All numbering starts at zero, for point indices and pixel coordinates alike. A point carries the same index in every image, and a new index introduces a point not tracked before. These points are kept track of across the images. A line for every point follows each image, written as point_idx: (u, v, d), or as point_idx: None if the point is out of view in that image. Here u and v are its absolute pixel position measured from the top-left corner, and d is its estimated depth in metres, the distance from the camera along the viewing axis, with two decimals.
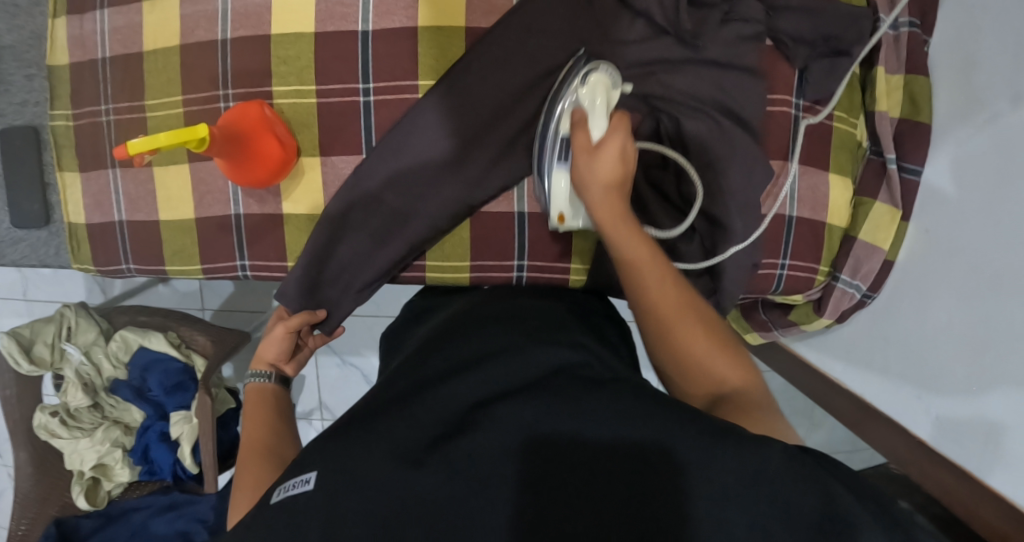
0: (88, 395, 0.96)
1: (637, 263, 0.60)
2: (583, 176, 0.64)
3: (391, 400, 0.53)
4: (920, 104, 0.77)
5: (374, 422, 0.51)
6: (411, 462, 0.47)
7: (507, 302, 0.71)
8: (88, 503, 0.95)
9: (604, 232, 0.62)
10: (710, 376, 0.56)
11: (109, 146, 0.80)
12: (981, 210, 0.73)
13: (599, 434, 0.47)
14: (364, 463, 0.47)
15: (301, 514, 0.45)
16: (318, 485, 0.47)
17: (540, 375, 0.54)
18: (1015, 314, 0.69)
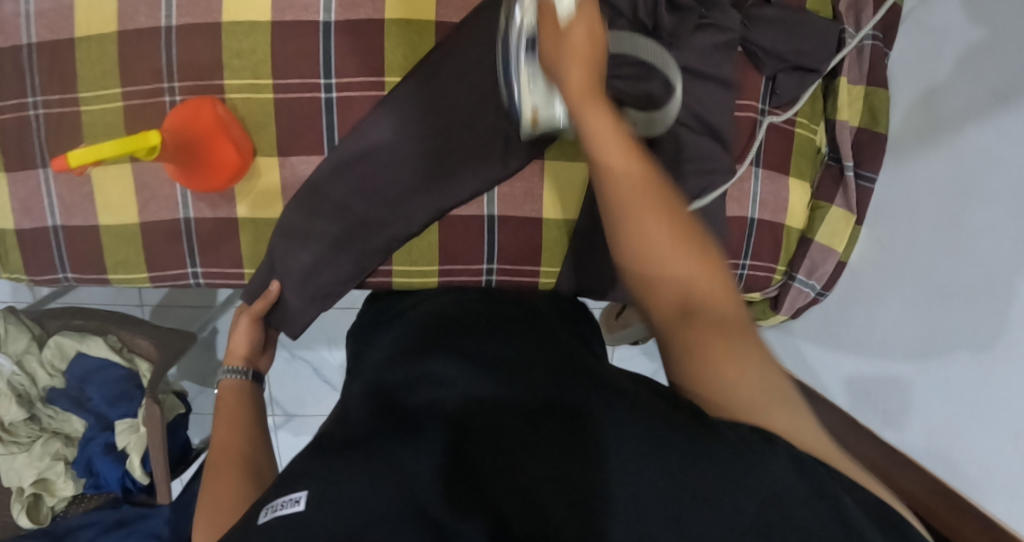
0: (23, 409, 0.92)
1: (581, 98, 0.56)
2: (551, 63, 0.58)
3: (388, 419, 0.49)
4: (878, 115, 0.80)
5: (373, 444, 0.46)
6: (417, 492, 0.42)
7: (483, 307, 0.68)
8: (30, 520, 0.91)
9: (555, 67, 0.58)
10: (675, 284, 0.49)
11: (39, 145, 0.73)
12: (929, 221, 0.77)
13: (616, 455, 0.43)
14: (363, 487, 0.42)
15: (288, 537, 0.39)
16: (312, 507, 0.41)
17: (535, 386, 0.50)
18: (955, 328, 0.74)
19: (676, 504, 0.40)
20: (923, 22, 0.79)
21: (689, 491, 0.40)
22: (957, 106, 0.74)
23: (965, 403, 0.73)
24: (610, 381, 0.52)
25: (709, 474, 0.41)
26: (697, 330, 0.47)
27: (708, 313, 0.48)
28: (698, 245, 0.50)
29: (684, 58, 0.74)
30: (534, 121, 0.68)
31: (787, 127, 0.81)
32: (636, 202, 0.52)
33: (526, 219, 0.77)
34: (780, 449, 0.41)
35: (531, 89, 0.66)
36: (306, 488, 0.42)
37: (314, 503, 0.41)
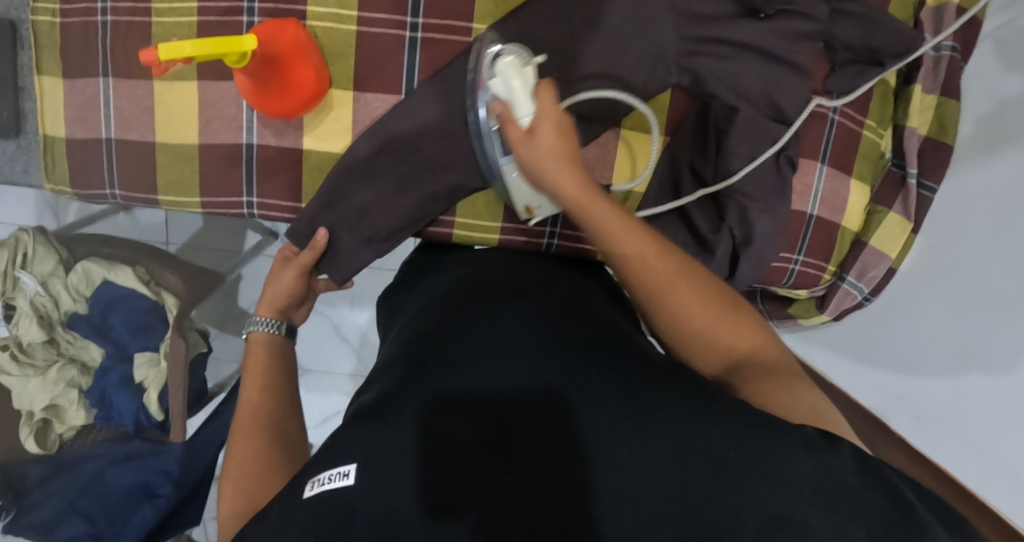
0: (43, 330, 0.86)
1: (577, 199, 0.56)
2: (529, 120, 0.58)
3: (424, 381, 0.49)
4: (948, 125, 0.80)
5: (410, 412, 0.47)
6: (455, 461, 0.44)
7: (525, 269, 0.67)
8: (37, 446, 0.87)
9: (542, 171, 0.57)
10: (712, 342, 0.53)
11: (103, 51, 0.70)
12: (981, 234, 0.79)
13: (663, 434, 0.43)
14: (404, 460, 0.44)
15: (341, 511, 0.42)
16: (359, 480, 0.43)
17: (585, 354, 0.50)
18: (1000, 341, 0.76)
19: (705, 483, 0.42)
20: (1000, 37, 0.79)
21: (728, 470, 0.42)
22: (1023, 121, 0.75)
23: (1000, 412, 0.77)
24: (649, 352, 0.52)
25: (741, 454, 0.42)
26: (749, 375, 0.52)
27: (734, 344, 0.53)
28: (728, 307, 0.54)
29: (766, 42, 0.73)
30: (529, 212, 0.70)
31: (856, 127, 0.81)
32: (633, 251, 0.54)
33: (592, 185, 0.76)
34: (844, 447, 0.43)
35: (520, 190, 0.68)
36: (354, 461, 0.44)
37: (363, 478, 0.44)
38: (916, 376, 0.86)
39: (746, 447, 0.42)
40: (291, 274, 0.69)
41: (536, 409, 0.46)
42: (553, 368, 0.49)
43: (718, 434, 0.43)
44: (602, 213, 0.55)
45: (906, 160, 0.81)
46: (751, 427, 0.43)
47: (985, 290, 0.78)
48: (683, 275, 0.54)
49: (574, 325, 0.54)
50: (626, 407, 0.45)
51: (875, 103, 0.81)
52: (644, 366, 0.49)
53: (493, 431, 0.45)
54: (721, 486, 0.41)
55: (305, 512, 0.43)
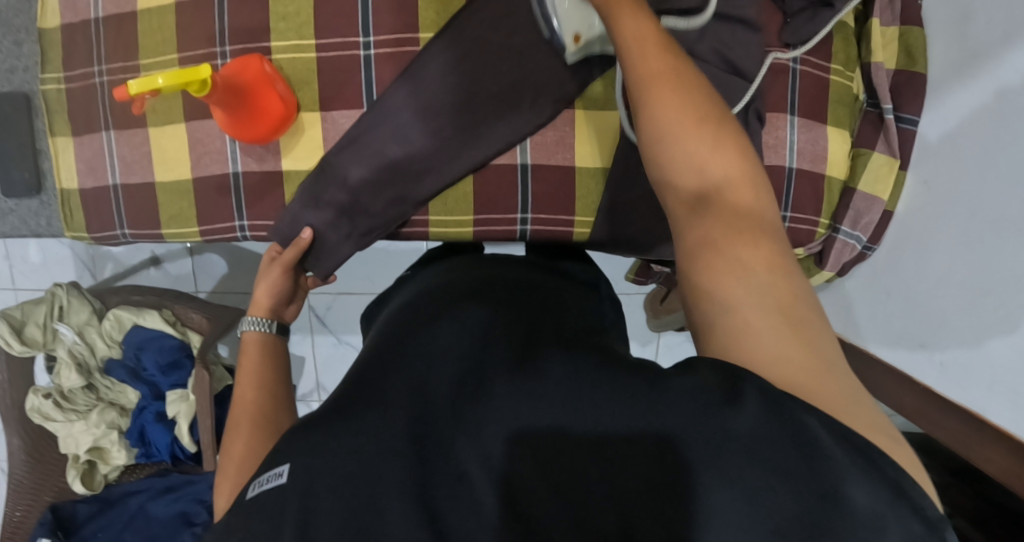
0: (82, 376, 0.95)
1: (636, 35, 0.55)
2: None
3: (362, 383, 0.50)
4: (916, 54, 0.78)
5: (344, 413, 0.47)
6: (379, 458, 0.43)
7: (482, 263, 0.66)
8: (84, 487, 0.94)
9: (610, 17, 0.57)
10: (691, 163, 0.51)
11: (103, 109, 0.78)
12: (971, 154, 0.74)
13: (582, 416, 0.44)
14: (331, 456, 0.44)
15: (271, 510, 0.42)
16: (289, 479, 0.43)
17: (520, 350, 0.50)
18: (1012, 261, 0.69)
19: (626, 474, 0.41)
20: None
21: (655, 455, 0.41)
22: (988, 28, 0.70)
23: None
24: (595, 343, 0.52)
25: (670, 434, 0.41)
26: (705, 251, 0.47)
27: (732, 201, 0.49)
28: (741, 211, 0.48)
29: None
30: (578, 44, 0.72)
31: (821, 74, 0.80)
32: (669, 116, 0.51)
33: (557, 167, 0.79)
34: (751, 396, 0.40)
35: (567, 10, 0.70)
36: (288, 461, 0.45)
37: (293, 474, 0.43)
38: (925, 327, 0.80)
39: (672, 417, 0.41)
40: (276, 276, 0.74)
41: (464, 409, 0.46)
42: (486, 367, 0.49)
43: (646, 421, 0.42)
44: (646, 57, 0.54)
45: (879, 98, 0.79)
46: (680, 402, 0.42)
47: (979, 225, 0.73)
48: (693, 116, 0.51)
49: (516, 320, 0.54)
50: (552, 401, 0.45)
51: (838, 46, 0.80)
52: (581, 355, 0.49)
53: (420, 428, 0.45)
54: (651, 463, 0.41)
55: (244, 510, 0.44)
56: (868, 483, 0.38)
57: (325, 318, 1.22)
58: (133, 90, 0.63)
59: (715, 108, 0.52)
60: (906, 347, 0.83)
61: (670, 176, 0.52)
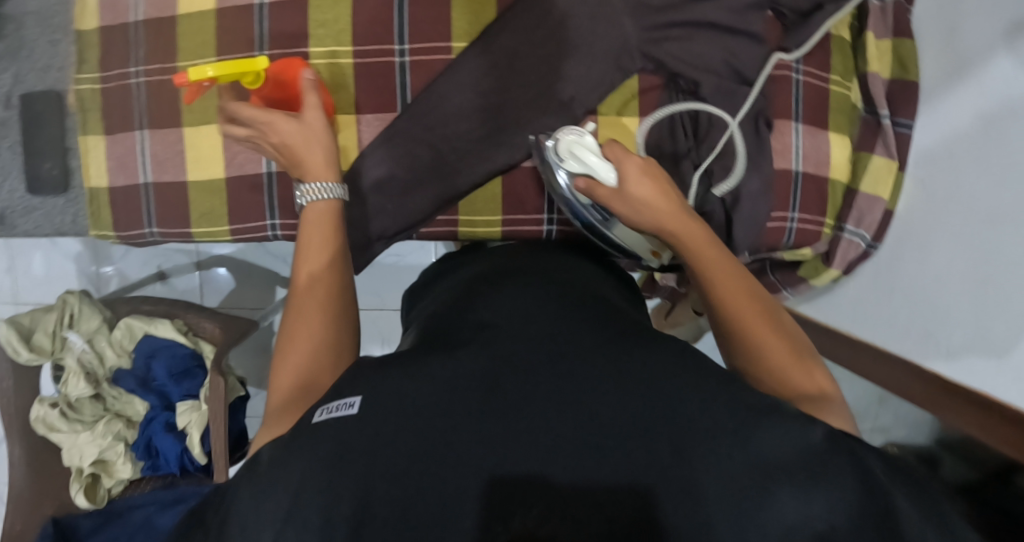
0: (90, 385, 0.93)
1: (660, 208, 0.64)
2: (617, 199, 0.67)
3: (446, 343, 0.52)
4: (907, 65, 0.85)
5: (426, 360, 0.49)
6: (436, 411, 0.44)
7: (525, 263, 0.68)
8: (87, 501, 0.91)
9: (630, 198, 0.66)
10: (763, 347, 0.55)
11: (139, 108, 0.79)
12: (965, 152, 0.80)
13: (625, 409, 0.44)
14: (405, 398, 0.45)
15: (335, 438, 0.44)
16: (361, 410, 0.45)
17: (589, 332, 0.52)
18: (1006, 247, 0.74)
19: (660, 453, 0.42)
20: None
21: (687, 440, 0.43)
22: (974, 38, 0.77)
23: (1016, 320, 0.73)
24: (650, 333, 0.54)
25: (713, 428, 0.43)
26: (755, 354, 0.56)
27: (804, 386, 0.54)
28: (781, 331, 0.56)
29: (722, 15, 0.79)
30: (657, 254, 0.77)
31: (822, 85, 0.86)
32: (733, 300, 0.58)
33: None
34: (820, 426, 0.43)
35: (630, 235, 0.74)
36: (359, 394, 0.46)
37: (365, 408, 0.45)
38: (926, 316, 0.85)
39: (721, 424, 0.43)
40: (324, 138, 0.72)
41: (521, 367, 0.47)
42: (554, 342, 0.50)
43: (699, 408, 0.44)
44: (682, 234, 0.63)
45: (876, 105, 0.86)
46: (722, 416, 0.44)
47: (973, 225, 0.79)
48: (747, 289, 0.59)
49: (578, 308, 0.56)
50: (619, 380, 0.46)
51: (836, 57, 0.87)
52: (646, 340, 0.51)
53: (491, 381, 0.46)
54: (670, 457, 0.42)
55: (307, 432, 0.45)
56: (924, 519, 0.39)
57: None
58: (195, 76, 0.65)
59: (783, 319, 0.58)
60: (913, 342, 0.88)
61: (739, 346, 0.57)
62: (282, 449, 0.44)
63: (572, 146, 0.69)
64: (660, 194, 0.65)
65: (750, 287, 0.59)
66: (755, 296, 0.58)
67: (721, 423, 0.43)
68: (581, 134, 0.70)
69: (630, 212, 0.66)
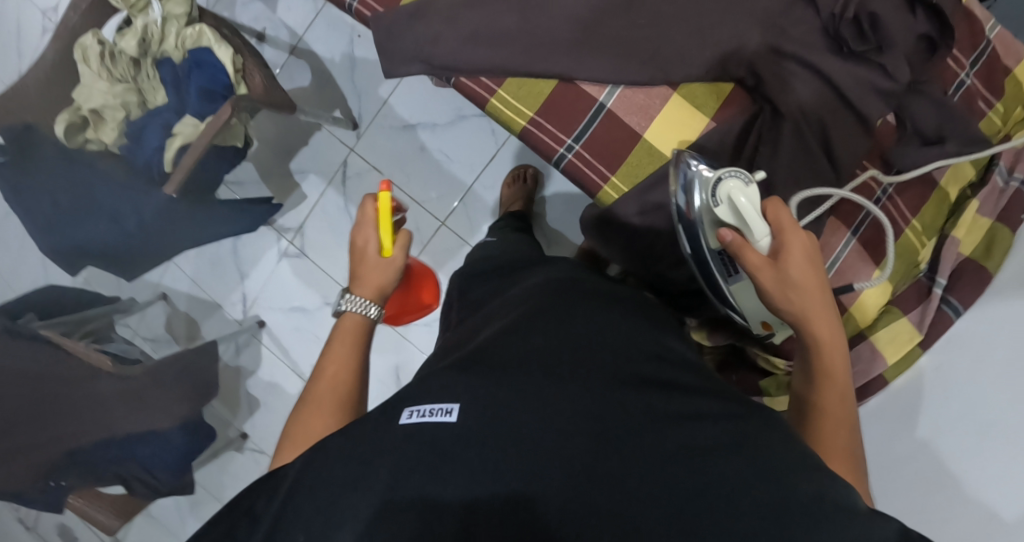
0: (137, 49, 1.00)
1: (802, 302, 0.61)
2: (761, 291, 0.64)
3: (508, 355, 0.56)
4: (993, 252, 0.76)
5: (482, 372, 0.54)
6: (513, 430, 0.49)
7: (603, 287, 0.71)
8: (64, 131, 1.00)
9: (779, 298, 0.62)
10: (841, 444, 0.58)
11: None
12: (999, 356, 0.69)
13: (688, 464, 0.47)
14: (489, 416, 0.50)
15: (439, 439, 0.50)
16: (459, 419, 0.50)
17: (661, 383, 0.55)
18: (980, 473, 0.65)
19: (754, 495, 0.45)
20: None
21: (770, 499, 0.45)
22: None
23: None
24: (713, 391, 0.55)
25: (768, 469, 0.47)
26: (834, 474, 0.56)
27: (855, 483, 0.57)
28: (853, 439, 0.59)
29: (842, 78, 0.75)
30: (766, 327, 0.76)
31: (899, 220, 0.79)
32: (831, 401, 0.59)
33: (627, 126, 0.79)
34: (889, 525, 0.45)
35: (743, 293, 0.75)
36: (456, 402, 0.52)
37: (465, 419, 0.50)
38: (897, 510, 0.70)
39: (780, 489, 0.46)
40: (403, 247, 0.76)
41: (653, 414, 0.51)
42: (649, 385, 0.54)
43: (779, 462, 0.48)
44: (815, 342, 0.61)
45: (938, 270, 0.78)
46: (784, 483, 0.46)
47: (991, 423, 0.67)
48: (841, 390, 0.60)
49: (658, 358, 0.59)
50: (687, 431, 0.50)
51: (929, 207, 0.79)
52: (708, 406, 0.52)
53: (596, 414, 0.50)
54: (737, 508, 0.45)
55: (406, 435, 0.50)
56: None
57: (348, 179, 1.19)
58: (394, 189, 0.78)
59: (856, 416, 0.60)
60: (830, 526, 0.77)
61: (817, 423, 0.59)
62: (364, 435, 0.51)
63: (733, 186, 0.69)
64: (822, 292, 0.62)
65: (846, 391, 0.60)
66: (846, 434, 0.58)
67: (778, 484, 0.46)
68: (744, 179, 0.70)
69: (780, 307, 0.63)
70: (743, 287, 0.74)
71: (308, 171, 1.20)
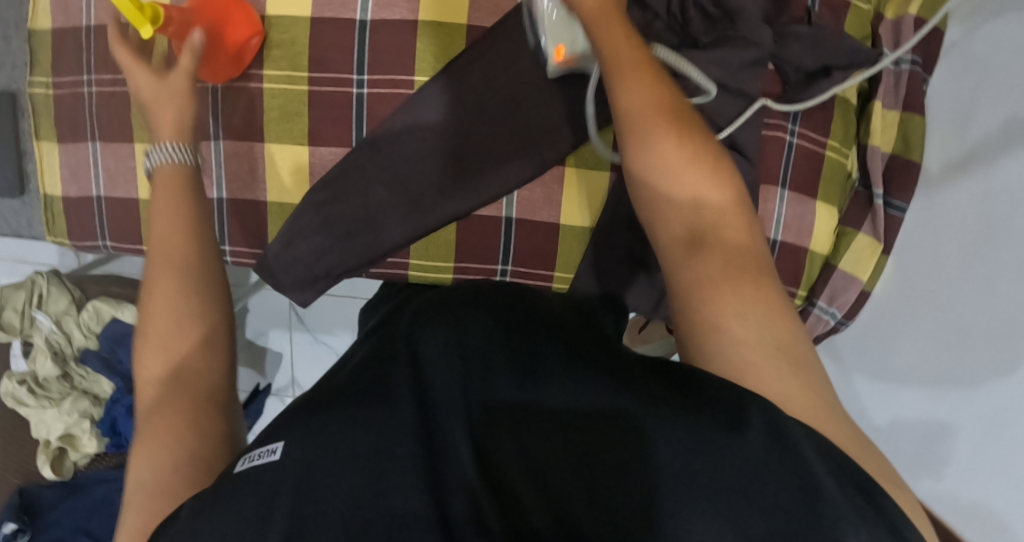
0: (58, 365, 0.96)
1: (627, 62, 0.54)
2: (591, 26, 0.57)
3: (362, 355, 0.46)
4: (912, 143, 0.78)
5: (328, 385, 0.44)
6: (373, 451, 0.39)
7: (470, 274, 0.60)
8: (53, 472, 0.96)
9: (603, 46, 0.56)
10: (702, 207, 0.51)
11: (90, 118, 0.78)
12: (958, 254, 0.75)
13: (590, 419, 0.39)
14: (327, 441, 0.39)
15: (259, 487, 0.39)
16: (283, 457, 0.40)
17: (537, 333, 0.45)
18: (971, 367, 0.74)
19: (698, 441, 0.38)
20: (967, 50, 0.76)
21: (657, 459, 0.38)
22: (991, 139, 0.72)
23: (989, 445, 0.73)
24: (607, 342, 0.46)
25: (675, 410, 0.39)
26: (727, 276, 0.49)
27: (727, 238, 0.50)
28: (704, 157, 0.52)
29: (707, 71, 0.73)
30: (561, 60, 0.70)
31: (818, 150, 0.79)
32: (662, 152, 0.52)
33: (541, 224, 0.77)
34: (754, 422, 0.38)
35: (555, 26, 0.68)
36: (281, 440, 0.41)
37: (287, 454, 0.40)
38: (922, 411, 0.80)
39: (691, 429, 0.38)
40: (194, 238, 0.54)
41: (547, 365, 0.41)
42: (513, 354, 0.42)
43: (674, 400, 0.40)
44: (665, 160, 0.52)
45: (872, 181, 0.80)
46: (679, 417, 0.39)
47: (971, 331, 0.74)
48: (676, 135, 0.52)
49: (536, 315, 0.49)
50: (572, 381, 0.40)
51: (837, 121, 0.80)
52: (605, 352, 0.43)
53: (463, 407, 0.40)
54: (639, 470, 0.38)
55: (228, 484, 0.39)
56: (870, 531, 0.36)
57: (304, 316, 1.19)
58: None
59: (710, 145, 0.53)
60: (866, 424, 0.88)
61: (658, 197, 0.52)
62: (204, 503, 0.39)
63: None
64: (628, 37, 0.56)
65: (682, 118, 0.53)
66: (696, 170, 0.52)
67: (663, 433, 0.38)
68: None
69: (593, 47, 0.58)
70: (554, 18, 0.67)
71: (267, 330, 1.21)
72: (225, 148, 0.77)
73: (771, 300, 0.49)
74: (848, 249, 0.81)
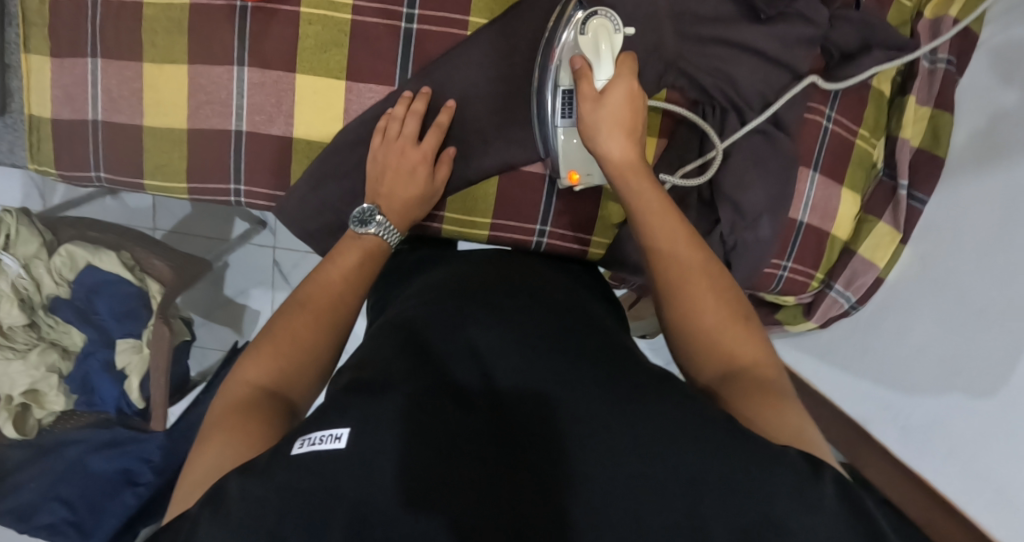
0: (24, 314, 0.86)
1: (622, 169, 0.61)
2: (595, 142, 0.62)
3: (429, 357, 0.49)
4: (940, 138, 0.81)
5: (401, 378, 0.47)
6: (442, 447, 0.42)
7: (516, 272, 0.64)
8: (15, 431, 0.86)
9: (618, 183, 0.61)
10: (725, 353, 0.54)
11: (93, 32, 0.69)
12: (978, 241, 0.78)
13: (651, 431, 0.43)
14: (397, 436, 0.42)
15: (324, 472, 0.41)
16: (350, 445, 0.42)
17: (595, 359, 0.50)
18: (983, 353, 0.77)
19: (745, 460, 0.42)
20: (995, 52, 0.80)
21: (714, 479, 0.41)
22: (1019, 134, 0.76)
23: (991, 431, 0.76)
24: (653, 365, 0.51)
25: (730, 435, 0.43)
26: (740, 387, 0.51)
27: (739, 361, 0.53)
28: (739, 317, 0.55)
29: (764, 46, 0.72)
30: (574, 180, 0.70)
31: (852, 138, 0.80)
32: (695, 296, 0.56)
33: (585, 185, 0.75)
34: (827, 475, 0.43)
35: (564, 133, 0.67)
36: (346, 426, 0.43)
37: (353, 443, 0.42)
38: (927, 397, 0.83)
39: (751, 458, 0.42)
40: (357, 285, 0.63)
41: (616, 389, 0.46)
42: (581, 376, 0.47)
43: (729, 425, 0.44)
44: (702, 312, 0.55)
45: (898, 172, 0.82)
46: (735, 442, 0.43)
47: (984, 316, 0.77)
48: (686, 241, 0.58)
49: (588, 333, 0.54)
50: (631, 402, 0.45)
51: (870, 111, 0.81)
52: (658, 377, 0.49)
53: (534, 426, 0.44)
54: (692, 483, 0.41)
55: (286, 464, 0.41)
56: None
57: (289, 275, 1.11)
58: None
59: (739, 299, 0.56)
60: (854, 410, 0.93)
61: (686, 333, 0.55)
62: (255, 479, 0.41)
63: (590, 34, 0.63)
64: (631, 124, 0.62)
65: (710, 277, 0.57)
66: (715, 307, 0.55)
67: (721, 454, 0.42)
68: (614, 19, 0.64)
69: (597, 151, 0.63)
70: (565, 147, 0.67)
71: (248, 288, 1.12)
72: (250, 77, 0.70)
73: (799, 420, 0.49)
74: (870, 235, 0.83)
